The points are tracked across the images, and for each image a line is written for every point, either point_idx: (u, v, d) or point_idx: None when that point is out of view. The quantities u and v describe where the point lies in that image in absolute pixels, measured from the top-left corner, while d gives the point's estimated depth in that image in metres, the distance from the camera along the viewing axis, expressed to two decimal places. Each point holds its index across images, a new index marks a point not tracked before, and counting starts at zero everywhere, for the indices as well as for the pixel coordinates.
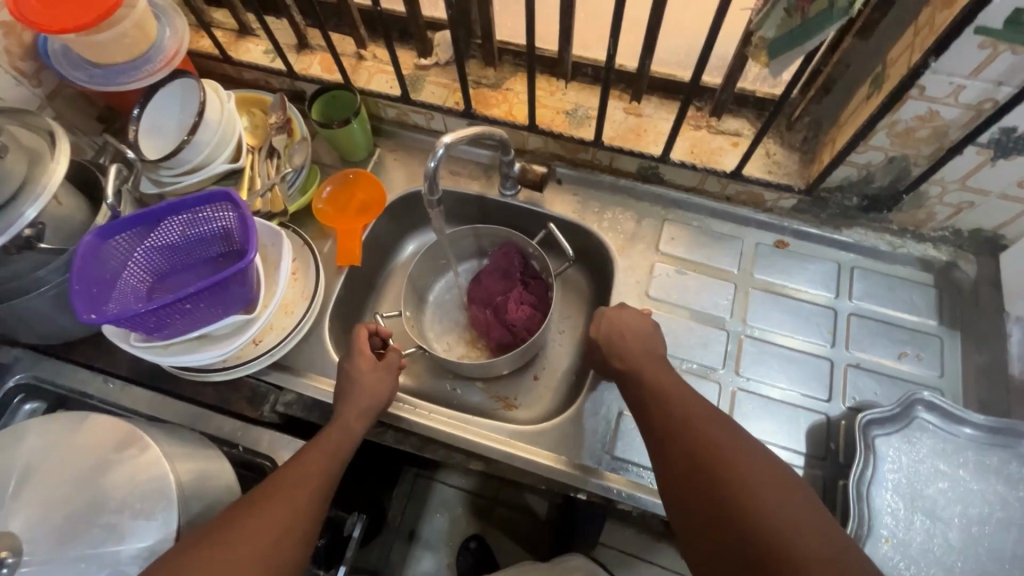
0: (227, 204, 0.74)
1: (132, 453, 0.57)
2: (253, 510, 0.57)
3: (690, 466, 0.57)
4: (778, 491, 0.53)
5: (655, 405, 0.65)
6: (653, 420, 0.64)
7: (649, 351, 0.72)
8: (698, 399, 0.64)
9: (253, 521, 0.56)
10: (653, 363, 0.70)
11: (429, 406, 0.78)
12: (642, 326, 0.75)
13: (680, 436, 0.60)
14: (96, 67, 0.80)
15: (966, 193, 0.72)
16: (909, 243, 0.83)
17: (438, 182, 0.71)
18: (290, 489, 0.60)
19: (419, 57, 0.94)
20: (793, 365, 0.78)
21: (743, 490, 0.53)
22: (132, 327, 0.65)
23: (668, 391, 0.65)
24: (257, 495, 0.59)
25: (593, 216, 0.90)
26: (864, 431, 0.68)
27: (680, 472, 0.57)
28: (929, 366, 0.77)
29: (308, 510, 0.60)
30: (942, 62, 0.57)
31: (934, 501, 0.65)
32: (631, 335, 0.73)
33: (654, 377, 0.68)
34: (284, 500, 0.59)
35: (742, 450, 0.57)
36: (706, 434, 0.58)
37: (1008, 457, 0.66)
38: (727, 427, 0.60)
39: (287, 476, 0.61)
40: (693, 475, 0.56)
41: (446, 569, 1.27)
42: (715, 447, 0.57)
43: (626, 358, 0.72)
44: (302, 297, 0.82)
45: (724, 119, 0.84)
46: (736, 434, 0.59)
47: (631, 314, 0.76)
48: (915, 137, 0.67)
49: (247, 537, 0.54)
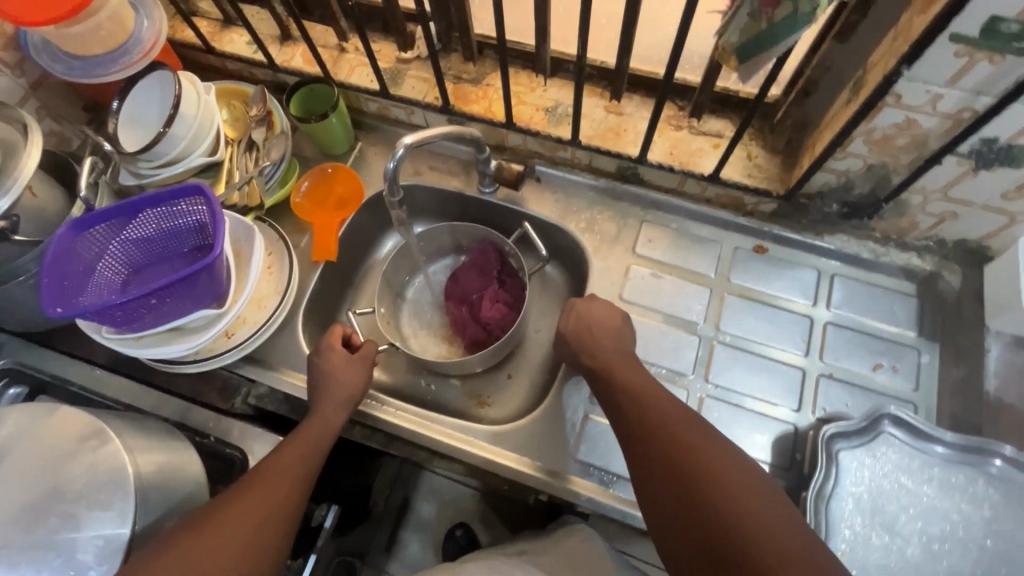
0: (201, 198, 0.75)
1: (94, 444, 0.58)
2: (225, 506, 0.59)
3: (667, 469, 0.57)
4: (754, 492, 0.53)
5: (629, 406, 0.64)
6: (627, 422, 0.63)
7: (619, 348, 0.72)
8: (669, 398, 0.64)
9: (226, 516, 0.57)
10: (624, 362, 0.70)
11: (397, 404, 0.77)
12: (614, 324, 0.74)
13: (656, 438, 0.59)
14: (73, 59, 0.81)
15: (949, 203, 0.69)
16: (892, 251, 0.80)
17: (398, 184, 0.70)
18: (265, 483, 0.61)
19: (401, 50, 0.93)
20: (767, 374, 0.77)
21: (720, 494, 0.53)
22: (99, 319, 0.66)
23: (640, 391, 0.65)
24: (232, 491, 0.61)
25: (571, 216, 0.89)
26: (827, 443, 0.67)
27: (658, 476, 0.57)
28: (905, 378, 0.75)
29: (287, 501, 0.61)
30: (917, 70, 0.55)
31: (894, 517, 0.64)
32: (600, 331, 0.73)
33: (625, 378, 0.67)
34: (259, 495, 0.60)
35: (717, 450, 0.57)
36: (681, 435, 0.58)
37: (975, 475, 0.65)
38: (701, 427, 0.60)
39: (264, 472, 0.63)
40: (671, 478, 0.56)
41: (431, 553, 1.30)
42: (691, 448, 0.57)
43: (597, 356, 0.71)
44: (275, 291, 0.82)
45: (705, 120, 0.83)
46: (710, 435, 0.59)
47: (600, 309, 0.75)
48: (894, 145, 0.64)
49: (221, 531, 0.56)
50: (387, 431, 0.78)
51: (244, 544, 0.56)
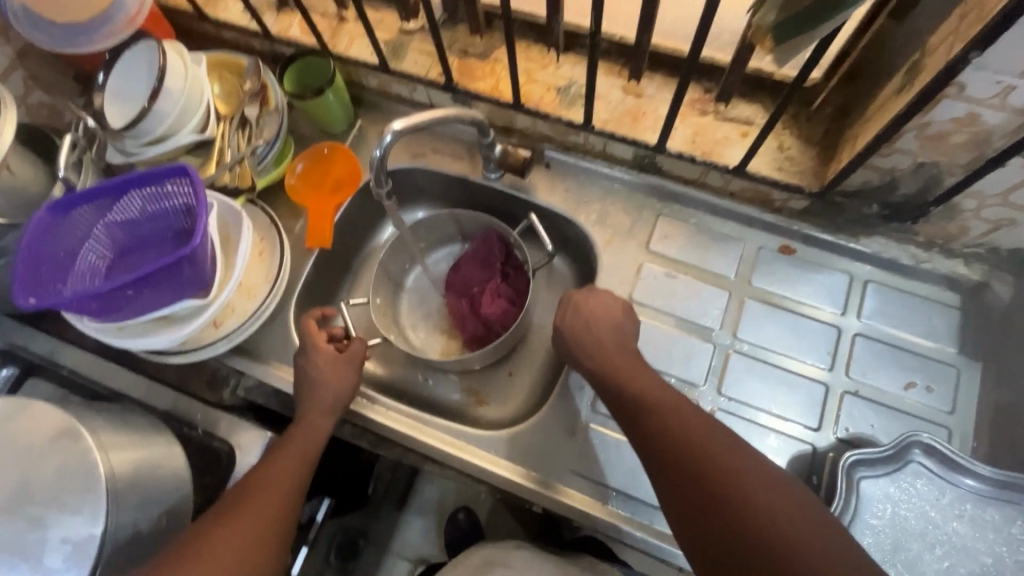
0: (183, 179, 0.71)
1: (67, 442, 0.56)
2: (208, 534, 0.56)
3: (688, 476, 0.52)
4: (785, 497, 0.49)
5: (637, 411, 0.59)
6: (637, 427, 0.58)
7: (622, 344, 0.67)
8: (679, 399, 0.59)
9: (211, 546, 0.55)
10: (627, 361, 0.65)
11: (387, 403, 0.74)
12: (610, 318, 0.68)
13: (672, 444, 0.54)
14: (52, 25, 0.75)
15: (1007, 210, 0.61)
16: (936, 258, 0.72)
17: (384, 173, 0.65)
18: (251, 506, 0.59)
19: (404, 20, 0.86)
20: (786, 387, 0.71)
21: (750, 502, 0.48)
22: (77, 309, 0.63)
23: (647, 393, 0.60)
24: (214, 516, 0.58)
25: (582, 207, 0.82)
26: (848, 471, 0.61)
27: (680, 484, 0.52)
28: (938, 400, 0.69)
29: (277, 514, 0.60)
30: (987, 57, 0.47)
31: (917, 556, 0.59)
32: (602, 325, 0.68)
33: (628, 380, 0.62)
34: (246, 518, 0.58)
35: (738, 454, 0.52)
36: (699, 440, 0.54)
37: (1012, 514, 0.59)
38: (719, 430, 0.55)
39: (254, 484, 0.61)
40: (695, 486, 0.51)
41: (434, 535, 1.31)
42: (712, 453, 0.52)
43: (598, 352, 0.66)
44: (265, 279, 0.78)
45: (733, 105, 0.75)
46: (729, 438, 0.54)
47: (605, 302, 0.69)
48: (950, 142, 0.56)
49: (209, 559, 0.54)
50: (377, 432, 0.74)
51: (237, 559, 0.56)
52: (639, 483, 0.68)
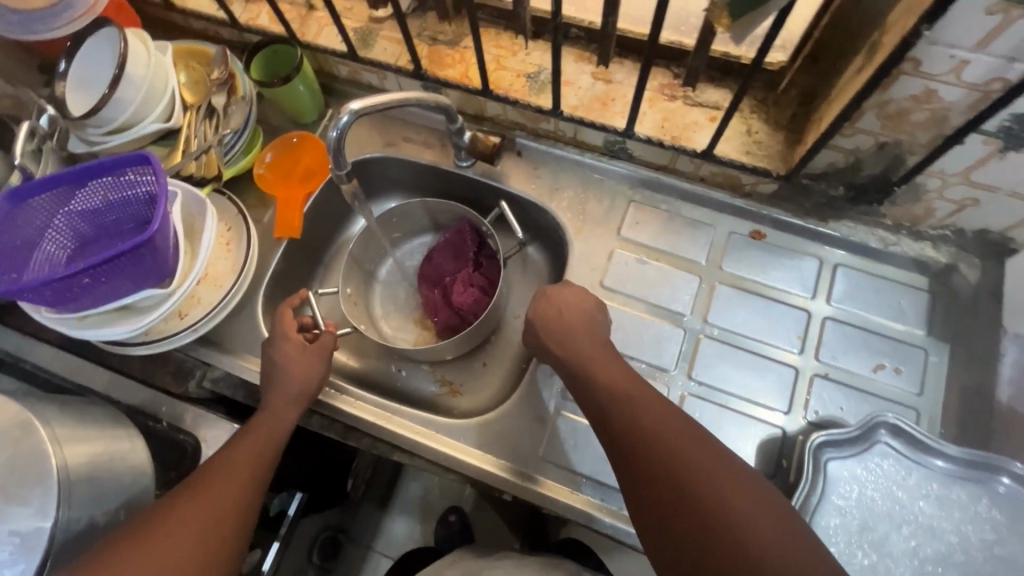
0: (148, 168, 0.70)
1: (18, 434, 0.55)
2: (160, 523, 0.54)
3: (656, 477, 0.51)
4: (756, 504, 0.47)
5: (608, 407, 0.57)
6: (609, 424, 0.57)
7: (594, 336, 0.66)
8: (651, 394, 0.57)
9: (163, 536, 0.53)
10: (600, 355, 0.63)
11: (357, 394, 0.73)
12: (582, 308, 0.67)
13: (642, 442, 0.53)
14: (13, 13, 0.74)
15: (971, 189, 0.61)
16: (904, 241, 0.72)
17: (344, 156, 0.64)
18: (208, 496, 0.57)
19: (373, 9, 0.85)
20: (756, 371, 0.71)
21: (720, 504, 0.47)
22: (32, 299, 0.62)
23: (619, 389, 0.58)
24: (167, 505, 0.56)
25: (554, 194, 0.82)
26: (815, 452, 0.61)
27: (649, 484, 0.51)
28: (907, 381, 0.68)
29: (233, 503, 0.57)
30: (939, 30, 0.47)
31: (885, 536, 0.58)
32: (573, 315, 0.67)
33: (601, 375, 0.60)
34: (197, 509, 0.55)
35: (709, 454, 0.51)
36: (671, 438, 0.52)
37: (979, 493, 0.59)
38: (691, 429, 0.53)
39: (213, 471, 0.59)
40: (664, 486, 0.50)
41: (418, 528, 1.32)
42: (683, 454, 0.51)
43: (569, 345, 0.65)
44: (231, 270, 0.77)
45: (702, 89, 0.74)
46: (701, 437, 0.53)
47: (570, 293, 0.68)
48: (911, 120, 0.56)
49: (162, 547, 0.52)
50: (347, 423, 0.73)
51: (187, 548, 0.53)
52: (609, 470, 0.68)
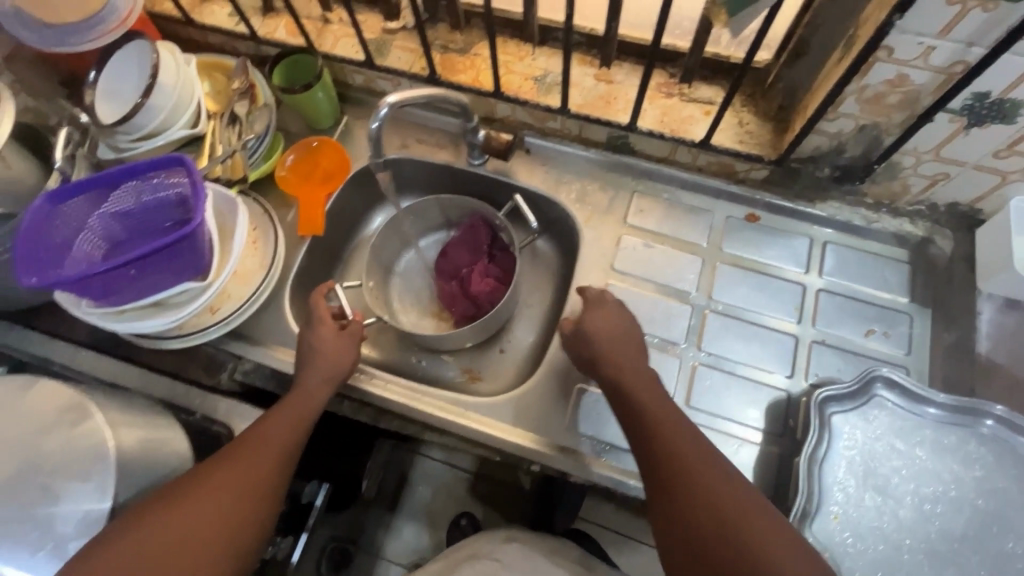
0: (181, 170, 0.73)
1: (74, 417, 0.57)
2: (198, 481, 0.58)
3: (690, 504, 0.55)
4: (781, 539, 0.52)
5: (643, 429, 0.62)
6: (643, 445, 0.61)
7: (635, 356, 0.68)
8: (684, 422, 0.62)
9: (199, 493, 0.57)
10: (640, 375, 0.66)
11: (385, 376, 0.76)
12: (624, 330, 0.70)
13: (673, 468, 0.58)
14: (47, 27, 0.78)
15: (941, 164, 0.69)
16: (884, 218, 0.79)
17: (382, 145, 0.68)
18: (240, 461, 0.61)
19: (386, 20, 0.91)
20: (759, 341, 0.77)
21: (744, 533, 0.52)
22: (78, 292, 0.65)
23: (656, 411, 0.62)
24: (205, 468, 0.60)
25: (562, 187, 0.88)
26: (819, 407, 0.67)
27: (677, 507, 0.56)
28: (896, 344, 0.75)
29: (266, 472, 0.61)
30: (908, 20, 0.54)
31: (887, 480, 0.64)
32: (617, 336, 0.69)
33: (637, 397, 0.64)
34: (230, 475, 0.59)
35: (735, 488, 0.56)
36: (699, 469, 0.57)
37: (967, 437, 0.65)
38: (717, 462, 0.58)
39: (247, 440, 0.63)
40: (691, 510, 0.55)
41: (426, 534, 1.34)
42: (710, 484, 0.56)
43: (613, 364, 0.67)
44: (260, 266, 0.80)
45: (696, 86, 0.81)
46: (726, 471, 0.57)
47: (611, 313, 0.71)
48: (886, 103, 0.64)
49: (196, 503, 0.56)
50: (376, 404, 0.77)
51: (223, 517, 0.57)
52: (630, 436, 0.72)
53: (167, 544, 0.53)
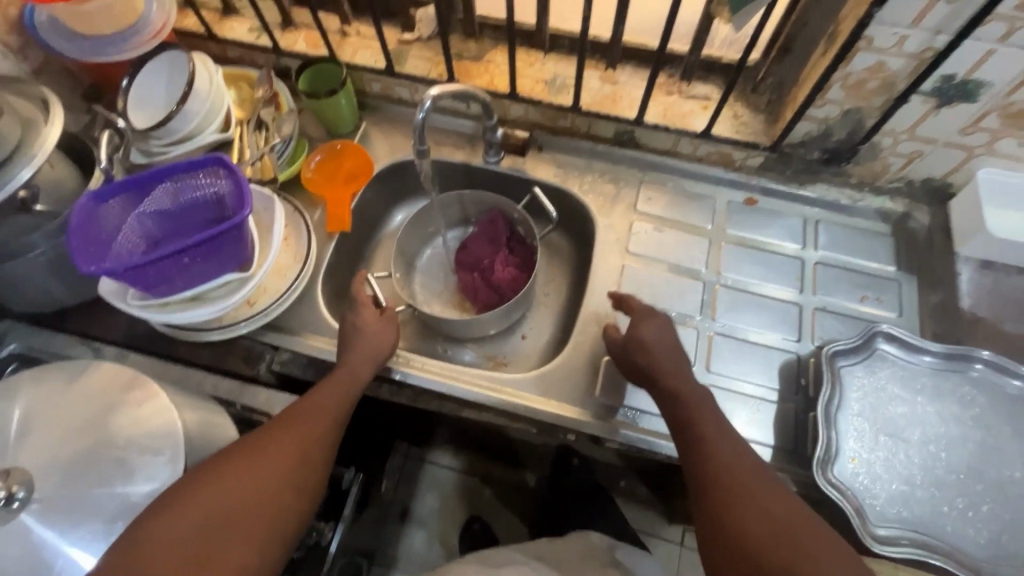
0: (220, 170, 0.76)
1: (140, 397, 0.59)
2: (250, 450, 0.60)
3: (733, 509, 0.57)
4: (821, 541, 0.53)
5: (688, 430, 0.65)
6: (688, 451, 0.64)
7: (680, 367, 0.70)
8: (728, 433, 0.64)
9: (251, 461, 0.59)
10: (691, 386, 0.68)
11: (422, 358, 0.80)
12: (671, 343, 0.72)
13: (718, 474, 0.60)
14: (83, 38, 0.82)
15: (916, 143, 0.78)
16: (867, 196, 0.88)
17: (425, 135, 0.76)
18: (293, 430, 0.63)
19: (403, 32, 0.97)
20: (767, 311, 0.83)
21: (788, 535, 0.54)
22: (129, 281, 0.67)
23: (703, 418, 0.65)
24: (256, 439, 0.62)
25: (574, 180, 0.94)
26: (830, 361, 0.73)
27: (720, 509, 0.58)
28: (888, 307, 0.82)
29: (313, 448, 0.63)
30: (885, 13, 0.63)
31: (896, 423, 0.70)
32: (665, 350, 0.71)
33: (682, 405, 0.67)
34: (280, 447, 0.61)
35: (777, 495, 0.58)
36: (742, 476, 0.59)
37: (961, 381, 0.72)
38: (759, 471, 0.60)
39: (295, 415, 0.65)
40: (732, 511, 0.57)
41: (438, 544, 1.28)
42: (752, 490, 0.58)
43: (664, 374, 0.70)
44: (295, 260, 0.84)
45: (694, 84, 0.90)
46: (768, 480, 0.59)
47: (660, 326, 0.73)
48: (867, 88, 0.73)
49: (253, 466, 0.58)
50: (415, 387, 0.80)
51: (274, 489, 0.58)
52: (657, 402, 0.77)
53: (230, 504, 0.55)
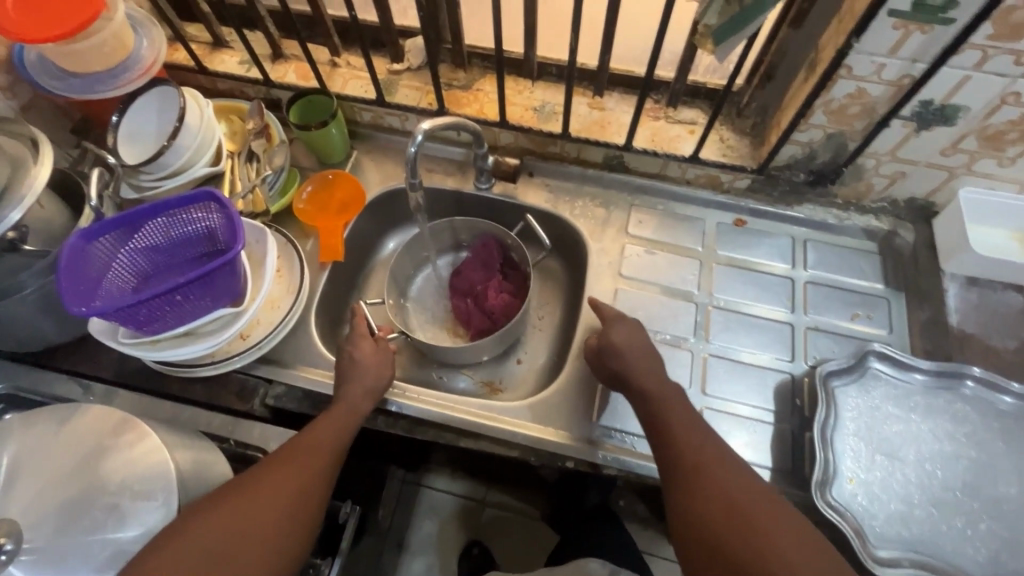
0: (212, 204, 0.75)
1: (131, 439, 0.57)
2: (248, 488, 0.59)
3: (712, 501, 0.59)
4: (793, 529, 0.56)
5: (666, 427, 0.66)
6: (662, 445, 0.66)
7: (655, 368, 0.72)
8: (716, 442, 0.65)
9: (248, 498, 0.58)
10: (665, 386, 0.71)
11: (418, 388, 0.80)
12: (640, 345, 0.74)
13: (708, 484, 0.60)
14: (72, 76, 0.82)
15: (898, 164, 0.79)
16: (854, 215, 0.90)
17: (417, 168, 0.77)
18: (291, 464, 0.62)
19: (392, 63, 0.99)
20: (760, 331, 0.84)
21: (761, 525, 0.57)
22: (122, 321, 0.66)
23: (672, 412, 0.67)
24: (255, 476, 0.60)
25: (565, 205, 0.95)
26: (824, 382, 0.73)
27: (707, 521, 0.58)
28: (879, 324, 0.83)
29: (313, 480, 0.62)
30: (863, 43, 0.65)
31: (891, 442, 0.71)
32: (636, 353, 0.73)
33: (671, 417, 0.67)
34: (279, 482, 0.60)
35: (745, 482, 0.61)
36: (723, 474, 0.61)
37: (953, 398, 0.73)
38: (742, 472, 0.62)
39: (295, 449, 0.64)
40: (724, 524, 0.58)
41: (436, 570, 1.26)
42: (745, 503, 0.59)
43: (641, 371, 0.72)
44: (288, 291, 0.83)
45: (680, 109, 0.91)
46: (746, 476, 0.62)
47: (629, 330, 0.76)
48: (849, 113, 0.75)
49: (254, 507, 0.57)
50: (412, 417, 0.79)
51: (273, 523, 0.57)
52: None
53: (228, 540, 0.54)
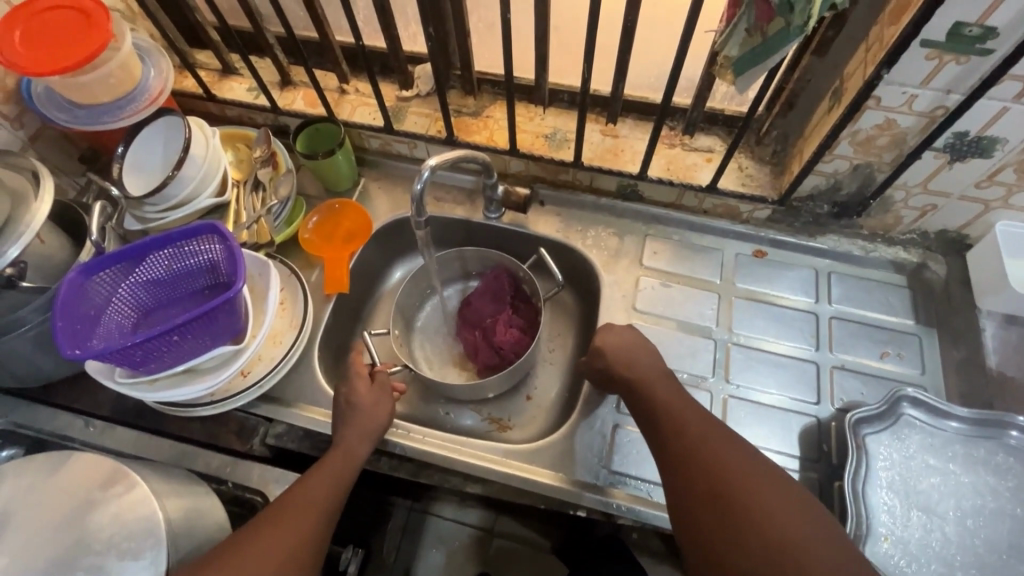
0: (213, 236, 0.73)
1: (120, 491, 0.55)
2: (240, 548, 0.55)
3: (711, 495, 0.56)
4: (797, 508, 0.54)
5: (664, 425, 0.63)
6: (659, 443, 0.63)
7: (657, 366, 0.69)
8: (731, 443, 0.60)
9: (243, 557, 0.54)
10: (659, 380, 0.67)
11: (423, 429, 0.76)
12: (634, 345, 0.71)
13: (721, 500, 0.56)
14: (78, 108, 0.81)
15: (929, 197, 0.75)
16: (880, 247, 0.85)
17: (423, 204, 0.75)
18: (289, 518, 0.59)
19: (400, 89, 0.97)
20: (783, 370, 0.80)
21: (764, 509, 0.54)
22: (118, 361, 0.64)
23: (667, 408, 0.64)
24: (249, 532, 0.57)
25: (577, 235, 0.92)
26: (853, 430, 0.69)
27: (714, 531, 0.55)
28: (911, 364, 0.78)
29: (310, 526, 0.59)
30: (894, 73, 0.62)
31: (928, 496, 0.66)
32: (628, 357, 0.70)
33: (680, 436, 0.61)
34: (274, 538, 0.57)
35: (747, 465, 0.58)
36: (725, 465, 0.58)
37: (994, 448, 0.68)
38: (745, 456, 0.59)
39: (289, 503, 0.60)
40: (741, 543, 0.53)
41: None
42: (765, 512, 0.54)
43: (634, 366, 0.69)
44: (290, 326, 0.81)
45: (697, 137, 0.88)
46: (748, 457, 0.59)
47: (624, 335, 0.72)
48: (876, 144, 0.71)
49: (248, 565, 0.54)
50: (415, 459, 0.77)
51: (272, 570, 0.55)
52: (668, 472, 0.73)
53: None
